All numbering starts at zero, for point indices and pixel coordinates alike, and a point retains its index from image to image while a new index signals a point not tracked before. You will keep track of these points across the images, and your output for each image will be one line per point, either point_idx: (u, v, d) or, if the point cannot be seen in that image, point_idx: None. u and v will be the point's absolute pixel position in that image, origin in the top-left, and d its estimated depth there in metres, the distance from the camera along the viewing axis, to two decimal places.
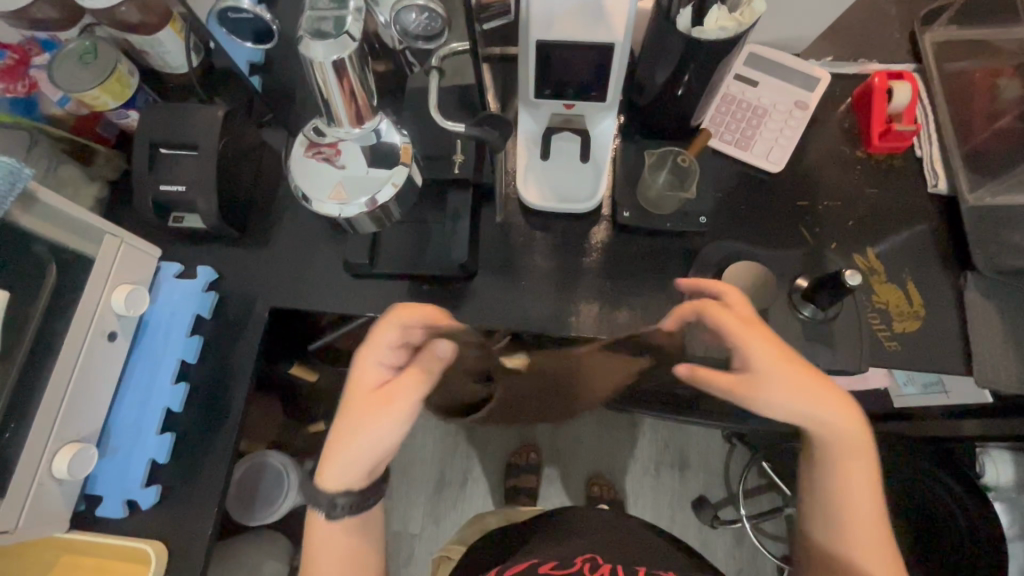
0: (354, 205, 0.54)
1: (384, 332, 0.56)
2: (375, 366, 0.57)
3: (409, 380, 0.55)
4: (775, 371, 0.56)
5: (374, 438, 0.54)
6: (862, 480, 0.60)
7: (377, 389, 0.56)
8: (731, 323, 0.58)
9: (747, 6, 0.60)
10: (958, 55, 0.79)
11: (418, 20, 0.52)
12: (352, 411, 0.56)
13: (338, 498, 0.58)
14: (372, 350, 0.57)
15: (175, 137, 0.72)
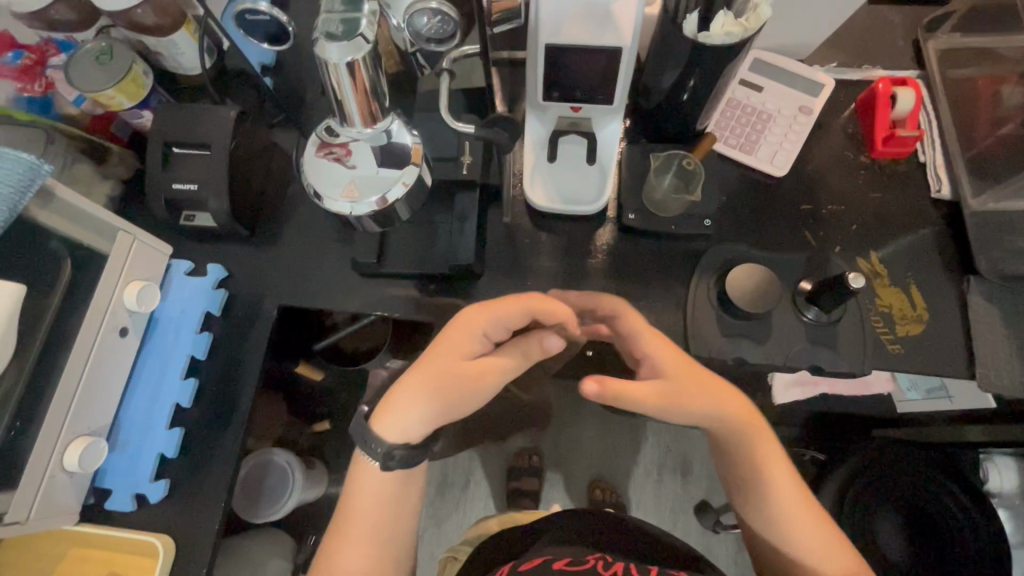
0: (365, 203, 0.55)
1: (504, 309, 0.58)
2: (482, 336, 0.58)
3: (511, 361, 0.59)
4: (680, 376, 0.60)
5: (460, 404, 0.56)
6: (775, 462, 0.62)
7: (473, 359, 0.58)
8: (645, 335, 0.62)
9: (753, 12, 0.59)
10: (962, 61, 0.79)
11: (431, 21, 0.53)
12: (450, 373, 0.56)
13: (396, 451, 0.56)
14: (485, 322, 0.58)
15: (188, 137, 0.73)
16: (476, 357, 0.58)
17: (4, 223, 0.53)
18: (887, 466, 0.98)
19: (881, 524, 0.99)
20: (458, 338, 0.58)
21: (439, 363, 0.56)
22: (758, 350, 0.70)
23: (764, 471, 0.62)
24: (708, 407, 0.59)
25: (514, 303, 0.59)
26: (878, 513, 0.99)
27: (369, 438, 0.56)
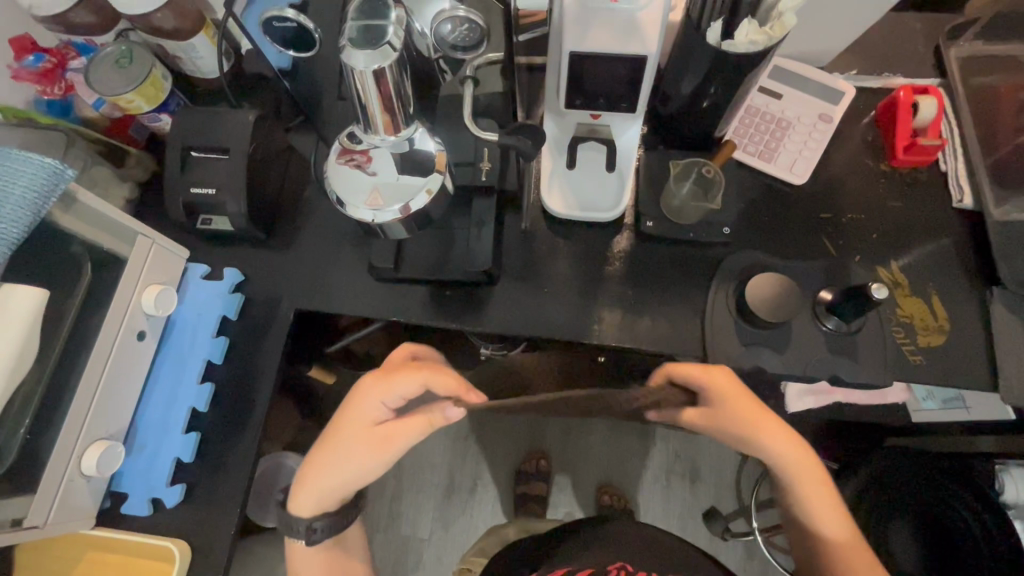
0: (389, 211, 0.55)
1: (398, 382, 0.57)
2: (380, 406, 0.59)
3: (410, 427, 0.58)
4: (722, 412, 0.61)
5: (354, 470, 0.60)
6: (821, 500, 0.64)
7: (375, 427, 0.60)
8: (702, 374, 0.61)
9: (778, 20, 0.58)
10: (985, 69, 0.79)
11: (458, 31, 0.53)
12: (345, 445, 0.60)
13: (314, 522, 0.65)
14: (385, 391, 0.58)
15: (207, 141, 0.73)
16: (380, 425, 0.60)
17: (27, 227, 0.53)
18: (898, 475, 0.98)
19: (894, 533, 0.99)
20: (358, 409, 0.59)
21: (340, 433, 0.60)
22: (778, 359, 0.69)
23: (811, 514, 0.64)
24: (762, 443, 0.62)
25: (409, 372, 0.57)
26: (890, 523, 0.98)
27: (289, 520, 0.65)
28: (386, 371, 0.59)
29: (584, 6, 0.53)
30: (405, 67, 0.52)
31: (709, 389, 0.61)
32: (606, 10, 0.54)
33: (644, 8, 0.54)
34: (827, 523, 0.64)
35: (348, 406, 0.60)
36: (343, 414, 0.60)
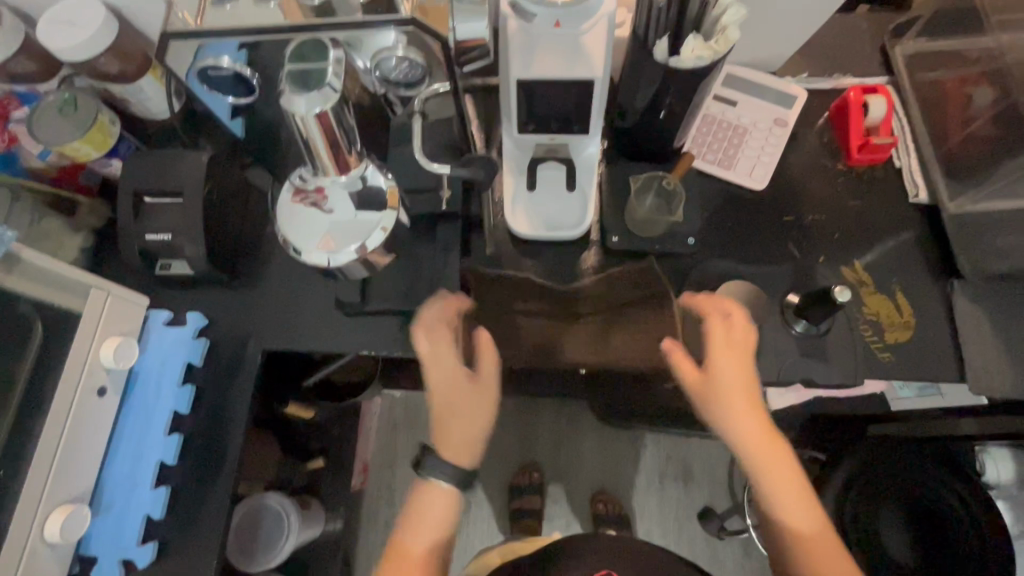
0: (344, 253, 0.55)
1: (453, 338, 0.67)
2: (445, 367, 0.66)
3: (483, 364, 0.67)
4: (717, 392, 0.63)
5: (473, 419, 0.66)
6: (790, 490, 0.61)
7: (463, 384, 0.66)
8: (717, 339, 0.64)
9: (722, 33, 0.59)
10: (932, 64, 0.80)
11: (400, 68, 0.51)
12: (445, 401, 0.66)
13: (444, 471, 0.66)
14: (433, 360, 0.66)
15: (160, 186, 0.71)
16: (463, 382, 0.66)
17: None
18: (889, 465, 0.97)
19: (883, 523, 0.97)
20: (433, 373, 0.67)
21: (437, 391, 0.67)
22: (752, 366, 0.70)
23: (784, 511, 0.61)
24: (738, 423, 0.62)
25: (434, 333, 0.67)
26: (883, 510, 0.97)
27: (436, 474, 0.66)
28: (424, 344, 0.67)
29: (527, 33, 0.53)
30: (348, 105, 0.51)
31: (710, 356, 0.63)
32: (551, 34, 0.53)
33: (587, 32, 0.54)
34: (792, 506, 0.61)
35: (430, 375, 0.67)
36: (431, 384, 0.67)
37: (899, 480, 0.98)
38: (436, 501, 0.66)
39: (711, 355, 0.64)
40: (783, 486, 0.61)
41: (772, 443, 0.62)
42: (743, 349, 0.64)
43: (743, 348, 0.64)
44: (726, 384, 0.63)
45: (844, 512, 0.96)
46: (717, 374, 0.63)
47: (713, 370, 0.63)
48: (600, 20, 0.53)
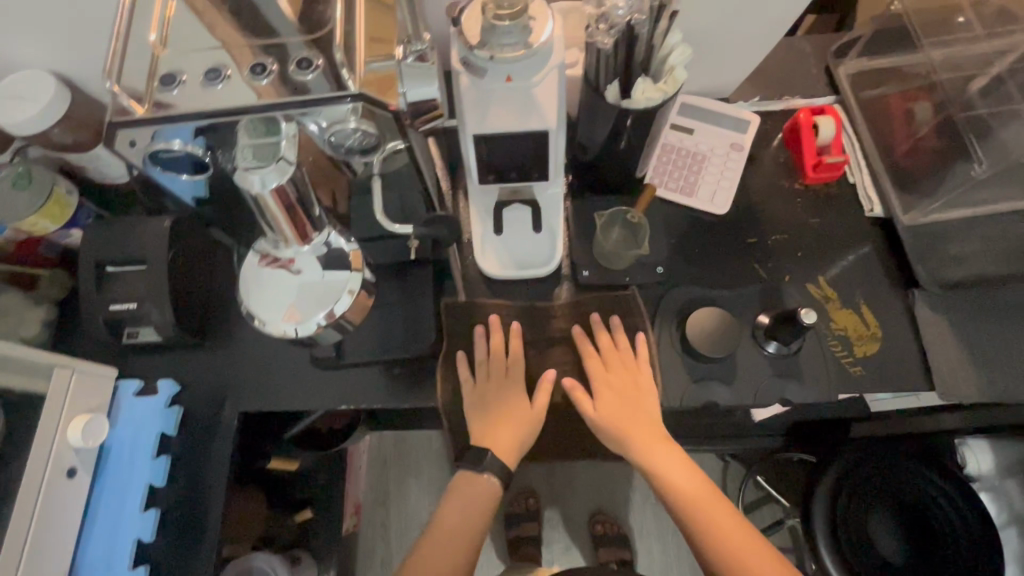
0: (310, 322, 0.56)
1: (513, 368, 0.72)
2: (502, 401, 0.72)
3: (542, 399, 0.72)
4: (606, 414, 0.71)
5: (517, 440, 0.72)
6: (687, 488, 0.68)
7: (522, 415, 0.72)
8: (595, 368, 0.71)
9: (670, 75, 0.61)
10: (874, 82, 0.83)
11: (354, 138, 0.50)
12: (499, 429, 0.72)
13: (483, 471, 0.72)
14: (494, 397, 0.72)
15: (120, 254, 0.70)
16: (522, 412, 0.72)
17: None
18: (877, 467, 0.98)
19: (874, 525, 0.98)
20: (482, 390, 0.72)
21: (481, 408, 0.72)
22: (728, 392, 0.71)
23: (683, 500, 0.68)
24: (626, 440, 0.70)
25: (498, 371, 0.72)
26: (871, 511, 0.98)
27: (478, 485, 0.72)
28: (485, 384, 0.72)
29: (478, 91, 0.55)
30: (304, 174, 0.52)
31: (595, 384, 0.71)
32: (503, 90, 0.55)
33: (538, 84, 0.56)
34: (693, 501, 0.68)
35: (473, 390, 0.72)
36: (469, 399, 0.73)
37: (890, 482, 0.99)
38: (477, 493, 0.72)
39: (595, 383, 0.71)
40: (680, 485, 0.68)
41: (658, 445, 0.70)
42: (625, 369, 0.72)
43: (630, 368, 0.72)
44: (612, 404, 0.71)
45: (839, 518, 0.96)
46: (601, 397, 0.71)
47: (601, 395, 0.71)
48: (551, 73, 0.55)
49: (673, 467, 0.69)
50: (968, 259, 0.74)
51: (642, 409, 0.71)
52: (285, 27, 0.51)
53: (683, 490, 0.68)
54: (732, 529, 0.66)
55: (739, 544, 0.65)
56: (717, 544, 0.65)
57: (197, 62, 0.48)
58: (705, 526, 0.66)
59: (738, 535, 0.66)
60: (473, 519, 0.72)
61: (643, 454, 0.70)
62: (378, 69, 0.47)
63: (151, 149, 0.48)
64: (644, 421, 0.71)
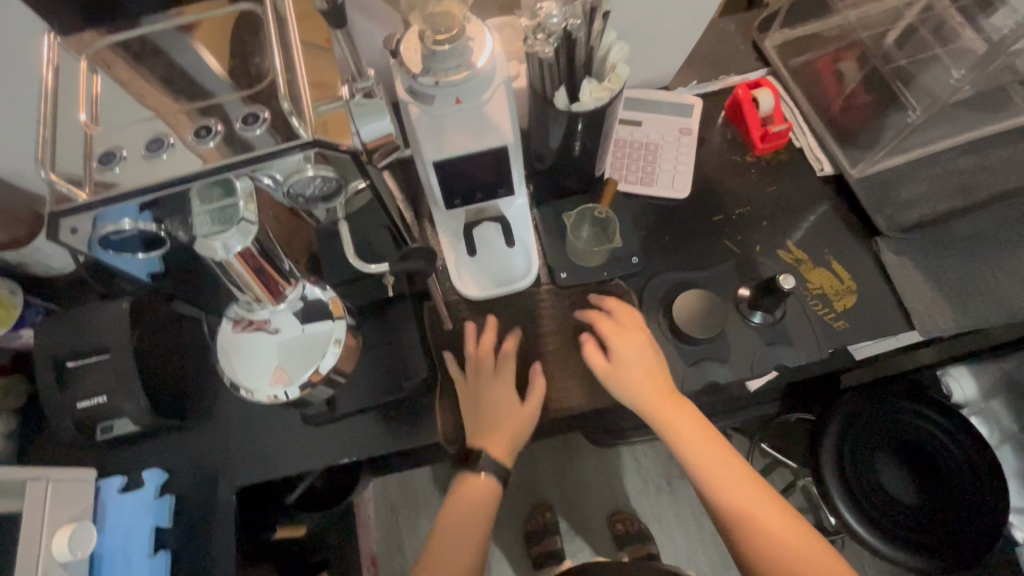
0: (299, 382, 0.54)
1: (506, 363, 0.72)
2: (495, 404, 0.72)
3: (533, 393, 0.71)
4: (619, 374, 0.68)
5: (508, 435, 0.71)
6: (699, 444, 0.66)
7: (514, 411, 0.71)
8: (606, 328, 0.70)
9: (612, 73, 0.62)
10: (799, 50, 0.87)
11: (314, 185, 0.49)
12: (491, 430, 0.72)
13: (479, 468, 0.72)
14: (485, 404, 0.72)
15: (81, 347, 0.66)
16: (512, 409, 0.71)
17: None
18: (868, 413, 1.01)
19: (885, 472, 0.99)
20: (475, 393, 0.73)
21: (473, 408, 0.72)
22: (725, 369, 0.71)
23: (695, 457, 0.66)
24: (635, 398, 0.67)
25: (487, 379, 0.72)
26: (877, 457, 1.00)
27: (470, 487, 0.72)
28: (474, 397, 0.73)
29: (432, 117, 0.55)
30: (267, 231, 0.50)
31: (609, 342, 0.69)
32: (454, 113, 0.55)
33: (488, 100, 0.55)
34: (701, 459, 0.66)
35: (469, 393, 0.73)
36: (466, 402, 0.74)
37: (890, 426, 1.01)
38: (473, 490, 0.72)
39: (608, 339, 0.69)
40: (693, 441, 0.66)
41: (668, 404, 0.67)
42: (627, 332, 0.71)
43: (633, 330, 0.70)
44: (626, 362, 0.68)
45: (846, 464, 0.98)
46: (616, 355, 0.69)
47: (613, 354, 0.69)
48: (497, 89, 0.55)
49: (685, 424, 0.66)
50: (920, 202, 0.78)
51: (653, 367, 0.69)
52: (221, 86, 0.49)
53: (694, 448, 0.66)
54: (741, 483, 0.65)
55: (748, 497, 0.64)
56: (725, 498, 0.64)
57: (134, 135, 0.46)
58: (716, 482, 0.65)
59: (745, 485, 0.65)
60: (466, 518, 0.70)
61: (656, 411, 0.67)
62: (326, 111, 0.46)
63: (102, 232, 0.46)
64: (654, 380, 0.68)
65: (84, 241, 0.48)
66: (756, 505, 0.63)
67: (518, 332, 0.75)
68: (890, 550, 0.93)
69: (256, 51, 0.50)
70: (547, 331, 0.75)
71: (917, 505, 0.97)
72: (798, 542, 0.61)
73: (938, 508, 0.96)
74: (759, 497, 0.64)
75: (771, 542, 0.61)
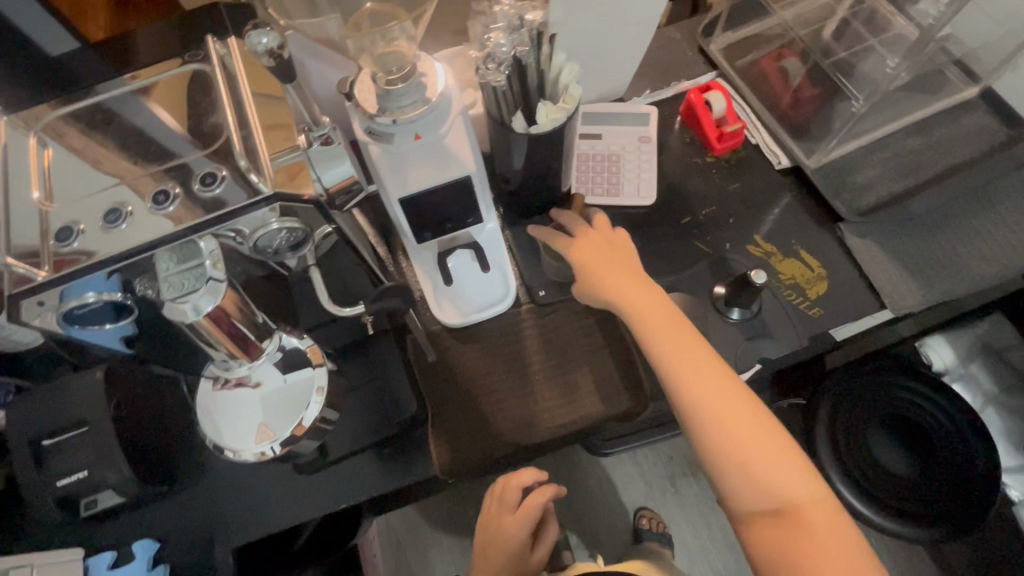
0: (283, 435, 0.53)
1: (530, 505, 0.80)
2: (505, 544, 0.80)
3: (551, 526, 0.91)
4: (594, 272, 0.66)
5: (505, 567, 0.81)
6: (673, 332, 0.60)
7: (517, 552, 0.81)
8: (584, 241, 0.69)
9: (566, 92, 0.64)
10: (743, 51, 0.91)
11: (280, 237, 0.49)
12: (494, 561, 0.81)
13: None
14: (495, 538, 0.80)
15: (56, 422, 0.63)
16: (516, 547, 0.80)
17: None
18: (854, 393, 1.03)
19: (879, 450, 1.01)
20: (494, 524, 0.81)
21: (488, 538, 0.82)
22: None
23: (672, 362, 0.59)
24: (608, 293, 0.64)
25: (508, 520, 0.80)
26: (867, 430, 1.02)
27: None
28: (490, 527, 0.82)
29: (393, 154, 0.56)
30: (238, 287, 0.50)
31: (583, 251, 0.68)
32: (415, 148, 0.56)
33: (448, 133, 0.56)
34: (677, 349, 0.59)
35: (488, 522, 0.82)
36: (482, 528, 0.83)
37: (879, 402, 1.03)
38: None
39: (586, 245, 0.69)
40: (666, 328, 0.60)
41: (640, 291, 0.63)
42: (614, 245, 0.69)
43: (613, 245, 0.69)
44: (599, 263, 0.66)
45: (838, 445, 1.00)
46: (589, 258, 0.67)
47: (588, 259, 0.67)
48: (455, 121, 0.56)
49: (658, 313, 0.62)
50: (874, 185, 0.81)
51: (626, 266, 0.66)
52: (176, 147, 0.49)
53: (671, 351, 0.59)
54: (721, 376, 0.58)
55: (729, 386, 0.57)
56: (706, 390, 0.57)
57: (92, 206, 0.45)
58: (691, 375, 0.57)
59: (724, 374, 0.58)
60: None
61: (627, 301, 0.63)
62: (285, 161, 0.46)
63: (66, 308, 0.44)
64: (626, 276, 0.65)
65: (50, 317, 0.46)
66: (735, 392, 0.57)
67: (503, 353, 0.75)
68: (887, 524, 0.96)
69: (211, 109, 0.50)
70: (539, 348, 0.76)
71: (913, 478, 0.98)
72: (776, 459, 0.55)
73: (939, 479, 0.97)
74: (741, 388, 0.57)
75: (743, 459, 0.55)
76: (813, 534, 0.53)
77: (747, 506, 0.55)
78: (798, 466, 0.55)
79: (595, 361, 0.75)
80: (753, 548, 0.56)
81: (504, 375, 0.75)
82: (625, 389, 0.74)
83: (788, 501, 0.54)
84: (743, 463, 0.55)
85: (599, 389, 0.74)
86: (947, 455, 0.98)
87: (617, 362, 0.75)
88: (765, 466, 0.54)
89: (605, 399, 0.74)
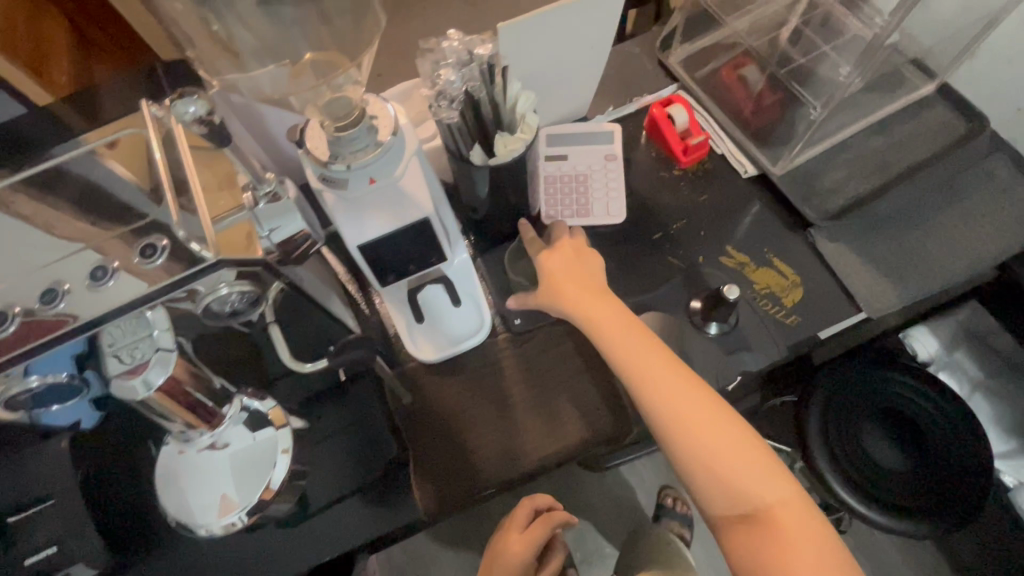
0: (251, 500, 0.52)
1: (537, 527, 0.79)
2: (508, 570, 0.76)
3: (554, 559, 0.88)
4: (552, 283, 0.66)
5: None
6: (630, 339, 0.60)
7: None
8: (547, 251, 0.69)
9: (523, 122, 0.63)
10: (702, 62, 0.91)
11: (232, 300, 0.47)
12: None
13: None
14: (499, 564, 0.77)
15: (16, 500, 0.60)
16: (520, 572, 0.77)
17: None
18: (846, 389, 1.02)
19: (874, 445, 0.99)
20: (501, 548, 0.79)
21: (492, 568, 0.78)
22: None
23: (633, 371, 0.58)
24: (565, 304, 0.64)
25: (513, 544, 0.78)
26: (861, 426, 1.01)
27: None
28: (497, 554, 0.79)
29: (347, 200, 0.55)
30: (189, 353, 0.49)
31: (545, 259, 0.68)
32: (371, 193, 0.55)
33: (402, 174, 0.55)
34: (636, 358, 0.58)
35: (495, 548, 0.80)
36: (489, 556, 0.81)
37: (868, 398, 1.03)
38: None
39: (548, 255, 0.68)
40: (621, 336, 0.60)
41: (594, 300, 0.63)
42: (575, 253, 0.69)
43: (572, 252, 0.68)
44: (559, 273, 0.66)
45: (835, 443, 0.98)
46: (550, 268, 0.67)
47: (550, 268, 0.67)
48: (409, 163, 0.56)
49: (614, 323, 0.61)
50: (840, 187, 0.82)
51: (585, 274, 0.66)
52: (119, 212, 0.47)
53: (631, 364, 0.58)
54: (682, 382, 0.57)
55: (690, 391, 0.57)
56: (666, 397, 0.56)
57: (30, 287, 0.43)
58: (650, 383, 0.57)
59: (683, 379, 0.57)
60: None
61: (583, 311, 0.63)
62: (231, 223, 0.44)
63: None
64: (582, 285, 0.65)
65: None
66: (696, 397, 0.56)
67: (484, 383, 0.74)
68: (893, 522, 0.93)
69: None
70: (522, 372, 0.75)
71: (907, 472, 0.97)
72: (743, 463, 0.55)
73: (933, 472, 0.97)
74: (701, 393, 0.57)
75: (707, 465, 0.55)
76: (787, 536, 0.53)
77: (718, 510, 0.56)
78: (762, 469, 0.55)
79: (574, 386, 0.74)
80: (731, 554, 0.57)
81: (487, 407, 0.73)
82: (604, 413, 0.73)
83: (756, 504, 0.54)
84: (707, 470, 0.55)
85: (580, 415, 0.73)
86: (933, 437, 0.99)
87: (595, 387, 0.74)
88: (733, 472, 0.55)
89: (587, 425, 0.73)
